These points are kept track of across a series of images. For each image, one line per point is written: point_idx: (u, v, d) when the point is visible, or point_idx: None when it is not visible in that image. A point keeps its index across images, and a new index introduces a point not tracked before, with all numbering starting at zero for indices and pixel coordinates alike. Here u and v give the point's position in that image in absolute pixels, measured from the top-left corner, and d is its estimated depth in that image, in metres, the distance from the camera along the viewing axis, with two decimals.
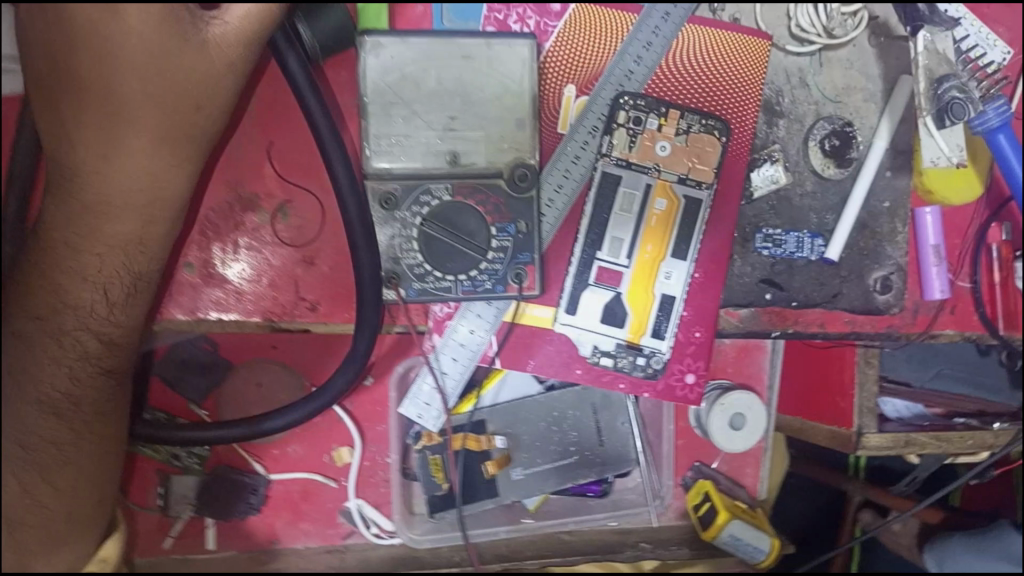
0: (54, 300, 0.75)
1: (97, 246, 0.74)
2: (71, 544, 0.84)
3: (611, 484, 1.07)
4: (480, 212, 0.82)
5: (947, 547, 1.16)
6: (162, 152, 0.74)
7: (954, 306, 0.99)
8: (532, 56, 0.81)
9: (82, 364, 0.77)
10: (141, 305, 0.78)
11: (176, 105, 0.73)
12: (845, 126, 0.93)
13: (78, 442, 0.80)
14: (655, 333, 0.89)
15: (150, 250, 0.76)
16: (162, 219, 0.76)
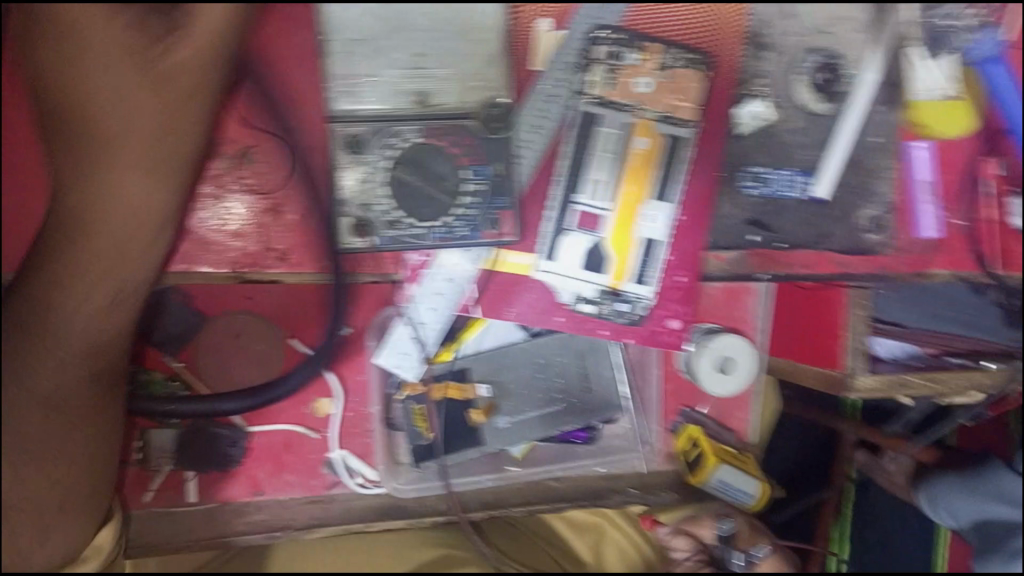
0: (44, 306, 0.75)
1: (83, 258, 0.75)
2: (67, 526, 0.78)
3: (599, 430, 1.05)
4: (452, 154, 0.79)
5: (940, 484, 1.17)
6: (145, 165, 0.74)
7: (949, 245, 0.96)
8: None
9: (71, 367, 0.76)
10: (127, 313, 0.78)
11: (155, 118, 0.74)
12: (835, 58, 0.89)
13: (71, 434, 0.77)
14: (638, 278, 0.87)
15: (135, 265, 0.76)
16: (151, 233, 0.75)
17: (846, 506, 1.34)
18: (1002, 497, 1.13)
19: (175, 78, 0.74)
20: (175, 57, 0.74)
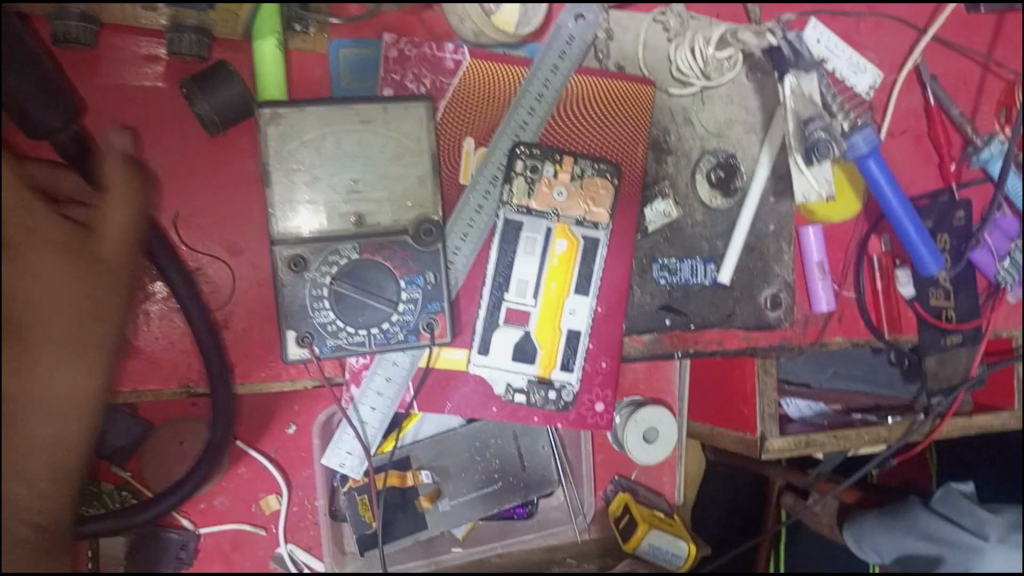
0: None
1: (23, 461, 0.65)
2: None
3: (536, 505, 1.13)
4: (389, 267, 0.85)
5: (863, 523, 1.18)
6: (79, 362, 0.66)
7: (841, 315, 1.07)
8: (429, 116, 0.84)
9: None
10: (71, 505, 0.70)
11: (81, 295, 0.66)
12: (729, 158, 0.99)
13: None
14: (564, 366, 0.94)
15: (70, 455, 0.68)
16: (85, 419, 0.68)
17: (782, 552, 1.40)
18: (918, 535, 1.15)
19: (100, 256, 0.68)
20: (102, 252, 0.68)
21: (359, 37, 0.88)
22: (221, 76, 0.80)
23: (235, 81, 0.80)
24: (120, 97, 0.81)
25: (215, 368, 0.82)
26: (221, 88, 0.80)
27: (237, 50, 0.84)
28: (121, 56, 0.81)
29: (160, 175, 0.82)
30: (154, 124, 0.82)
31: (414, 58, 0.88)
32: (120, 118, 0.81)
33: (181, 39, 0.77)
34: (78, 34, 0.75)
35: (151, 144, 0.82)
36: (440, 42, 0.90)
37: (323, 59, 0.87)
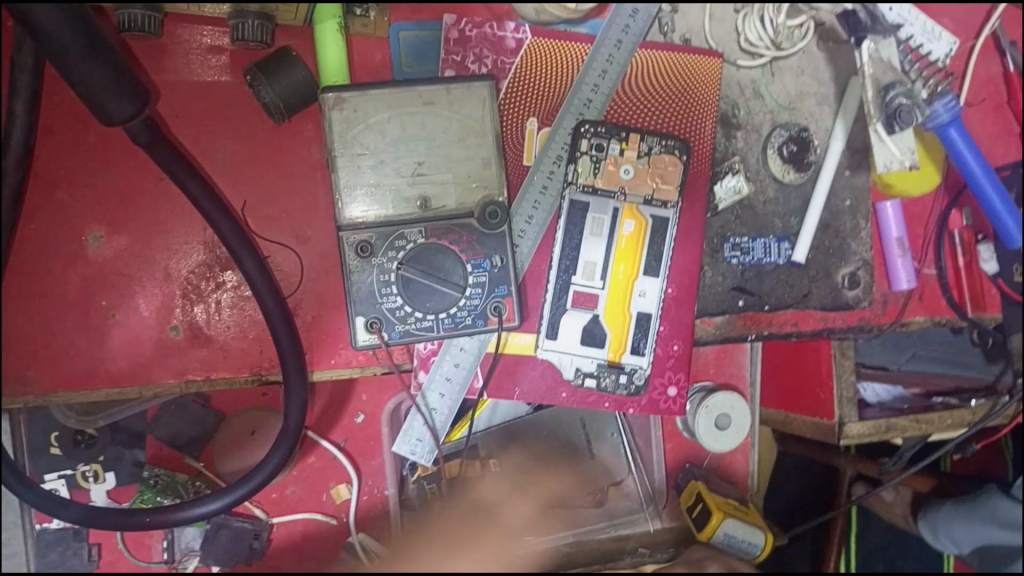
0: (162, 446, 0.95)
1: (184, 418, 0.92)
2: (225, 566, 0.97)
3: (606, 493, 1.09)
4: (454, 251, 0.84)
5: (939, 513, 1.15)
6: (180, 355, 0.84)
7: (922, 294, 1.01)
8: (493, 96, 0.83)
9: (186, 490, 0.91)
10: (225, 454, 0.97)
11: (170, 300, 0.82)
12: (802, 132, 0.95)
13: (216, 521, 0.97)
14: (634, 350, 0.91)
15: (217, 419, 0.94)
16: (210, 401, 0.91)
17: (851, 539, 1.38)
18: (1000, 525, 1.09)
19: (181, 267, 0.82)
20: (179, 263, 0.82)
21: (421, 20, 0.87)
22: (286, 62, 0.80)
23: (300, 66, 0.80)
24: (186, 86, 0.81)
25: (287, 357, 0.81)
26: (286, 73, 0.80)
27: (297, 37, 0.84)
28: (185, 46, 0.81)
29: (225, 165, 0.82)
30: (219, 112, 0.82)
31: (474, 39, 0.87)
32: (185, 108, 0.81)
33: (245, 25, 0.77)
34: (142, 22, 0.75)
35: (216, 133, 0.82)
36: (501, 21, 0.88)
37: (384, 43, 0.86)
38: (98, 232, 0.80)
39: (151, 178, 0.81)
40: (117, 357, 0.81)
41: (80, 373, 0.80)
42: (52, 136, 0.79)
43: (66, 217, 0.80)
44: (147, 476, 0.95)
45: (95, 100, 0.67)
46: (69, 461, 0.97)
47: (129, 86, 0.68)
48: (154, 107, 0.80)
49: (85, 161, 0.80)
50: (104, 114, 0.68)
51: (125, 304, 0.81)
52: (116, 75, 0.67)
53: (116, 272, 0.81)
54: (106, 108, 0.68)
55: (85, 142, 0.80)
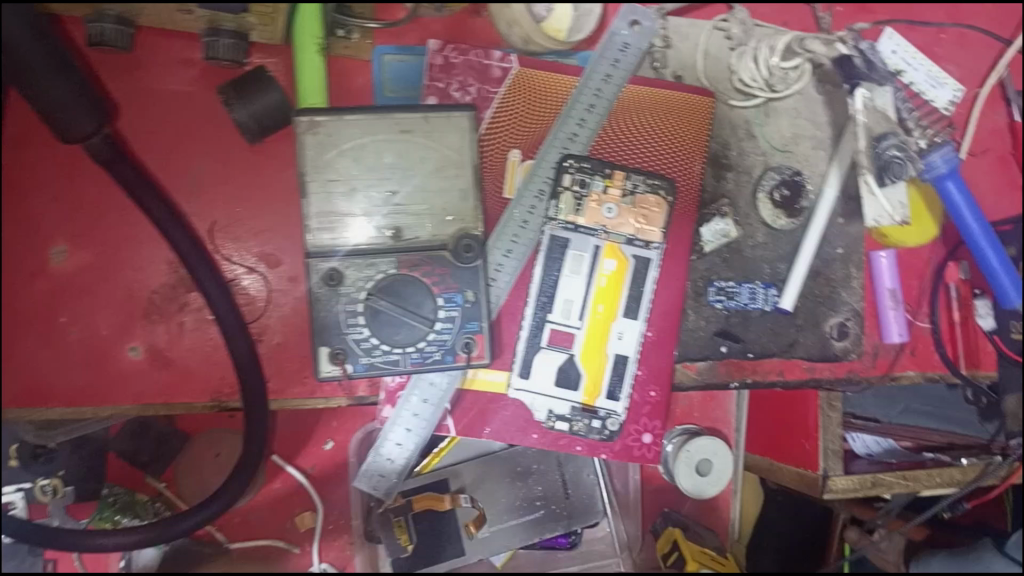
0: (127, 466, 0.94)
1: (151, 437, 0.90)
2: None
3: (580, 536, 1.05)
4: (425, 283, 0.82)
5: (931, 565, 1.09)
6: None
7: (914, 348, 0.98)
8: (473, 127, 0.81)
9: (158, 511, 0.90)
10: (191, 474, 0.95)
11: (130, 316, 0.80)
12: (795, 176, 0.92)
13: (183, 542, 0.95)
14: (610, 394, 0.88)
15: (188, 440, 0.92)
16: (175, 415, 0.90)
17: None
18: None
19: (140, 286, 0.80)
20: (138, 280, 0.80)
21: (404, 44, 0.85)
22: (260, 81, 0.79)
23: (275, 87, 0.79)
24: (159, 104, 0.80)
25: (252, 383, 0.78)
26: (260, 94, 0.78)
27: (275, 55, 0.82)
28: (156, 65, 0.80)
29: (195, 184, 0.81)
30: (191, 131, 0.81)
31: (460, 66, 0.85)
32: (157, 126, 0.80)
33: (217, 43, 0.77)
34: (113, 36, 0.75)
35: (187, 152, 0.81)
36: (487, 49, 0.86)
37: (367, 67, 0.85)
38: (61, 248, 0.79)
39: (119, 196, 0.80)
40: (64, 377, 0.79)
41: (33, 387, 0.78)
42: (22, 149, 0.79)
43: (32, 228, 0.79)
44: (105, 494, 0.93)
45: (55, 113, 0.67)
46: (27, 475, 0.90)
47: (89, 103, 0.68)
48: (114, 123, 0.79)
49: (53, 174, 0.79)
50: (64, 131, 0.68)
51: (85, 320, 0.80)
52: (79, 88, 0.67)
53: (71, 291, 0.80)
54: (67, 125, 0.68)
55: (53, 155, 0.79)
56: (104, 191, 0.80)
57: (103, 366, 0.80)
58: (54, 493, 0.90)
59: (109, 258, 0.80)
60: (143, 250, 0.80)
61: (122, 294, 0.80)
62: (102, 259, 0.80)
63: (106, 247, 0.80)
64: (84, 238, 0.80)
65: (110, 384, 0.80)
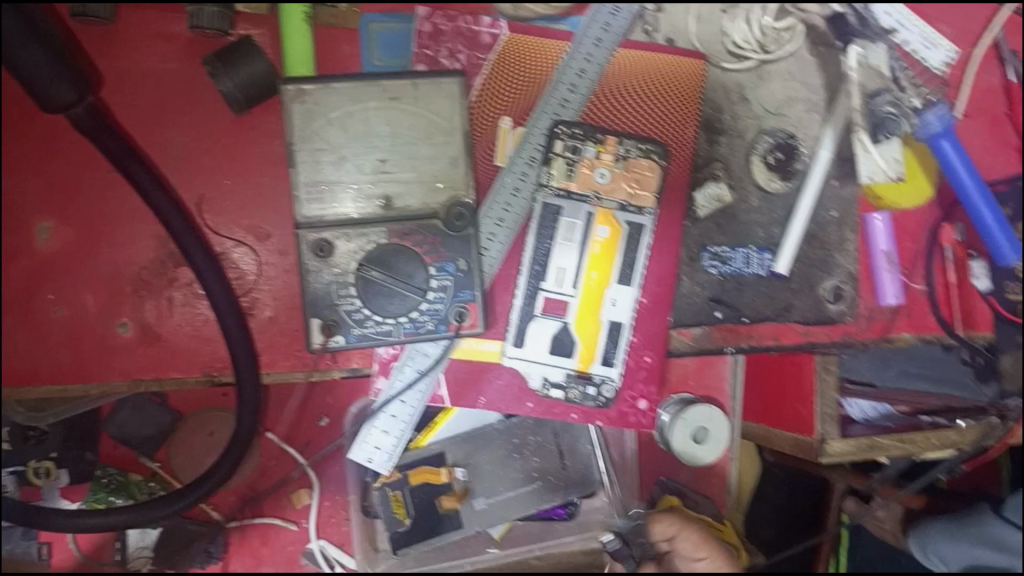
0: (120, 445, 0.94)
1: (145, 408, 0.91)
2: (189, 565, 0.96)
3: (577, 505, 1.05)
4: (417, 254, 0.81)
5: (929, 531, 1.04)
6: None
7: (910, 311, 0.96)
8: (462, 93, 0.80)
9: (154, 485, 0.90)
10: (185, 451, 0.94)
11: (117, 294, 0.79)
12: (789, 139, 0.91)
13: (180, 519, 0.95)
14: (605, 361, 0.88)
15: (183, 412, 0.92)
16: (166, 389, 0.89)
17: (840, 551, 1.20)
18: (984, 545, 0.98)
19: (127, 263, 0.79)
20: (125, 256, 0.79)
21: (390, 10, 0.83)
22: (246, 52, 0.77)
23: (260, 56, 0.77)
24: (141, 76, 0.79)
25: (243, 357, 0.77)
26: (246, 63, 0.76)
27: (262, 25, 0.80)
28: (138, 34, 0.79)
29: (180, 157, 0.79)
30: (174, 103, 0.79)
31: (448, 33, 0.84)
32: (140, 97, 0.79)
33: (201, 10, 0.75)
34: (96, 7, 0.75)
35: (171, 125, 0.79)
36: (476, 15, 0.85)
37: (353, 35, 0.83)
38: (46, 224, 0.78)
39: (100, 171, 0.78)
40: (53, 356, 0.78)
41: (22, 366, 0.78)
42: (3, 123, 0.77)
43: (16, 205, 0.78)
44: (100, 475, 0.93)
45: (33, 82, 0.66)
46: (19, 457, 0.91)
47: (68, 71, 0.67)
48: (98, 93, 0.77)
49: (35, 152, 0.78)
50: (45, 100, 0.68)
51: (72, 297, 0.79)
52: (55, 55, 0.66)
53: (59, 270, 0.79)
54: (47, 93, 0.67)
55: (35, 130, 0.78)
56: (86, 166, 0.78)
57: (92, 344, 0.79)
58: (48, 475, 0.92)
59: (95, 234, 0.79)
60: (130, 226, 0.79)
61: (108, 270, 0.79)
62: (87, 236, 0.79)
63: (91, 222, 0.79)
64: (69, 214, 0.78)
65: (100, 361, 0.79)
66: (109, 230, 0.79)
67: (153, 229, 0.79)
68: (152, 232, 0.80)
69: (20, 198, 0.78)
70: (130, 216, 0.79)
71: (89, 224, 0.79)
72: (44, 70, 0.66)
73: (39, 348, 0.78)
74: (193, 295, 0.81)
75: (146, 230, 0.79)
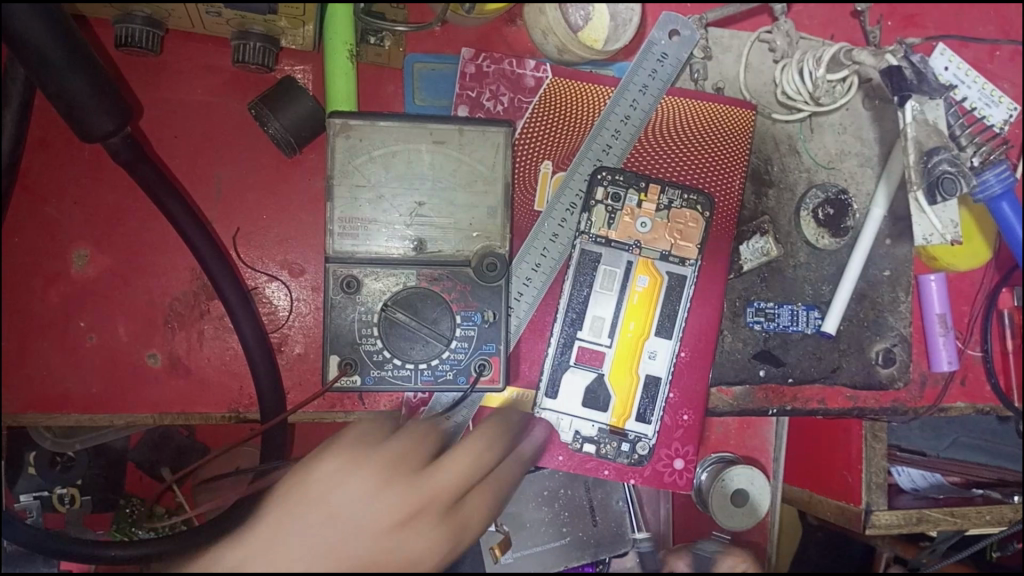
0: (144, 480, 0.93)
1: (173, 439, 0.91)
2: None
3: (606, 565, 1.00)
4: (445, 300, 0.79)
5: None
6: None
7: (964, 376, 0.93)
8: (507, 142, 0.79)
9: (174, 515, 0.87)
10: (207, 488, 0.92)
11: (149, 324, 0.79)
12: (841, 194, 0.88)
13: None
14: (640, 417, 0.84)
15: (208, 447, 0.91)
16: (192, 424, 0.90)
17: None
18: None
19: (161, 293, 0.79)
20: (159, 287, 0.79)
21: (433, 50, 0.84)
22: (293, 93, 0.77)
23: (307, 96, 0.78)
24: (186, 109, 0.79)
25: (270, 394, 0.76)
26: (292, 105, 0.77)
27: (306, 62, 0.81)
28: (186, 68, 0.80)
29: (220, 190, 0.79)
30: (217, 135, 0.80)
31: (491, 75, 0.83)
32: (183, 129, 0.79)
33: (246, 47, 0.75)
34: (142, 38, 0.74)
35: (212, 157, 0.79)
36: (521, 59, 0.84)
37: (398, 74, 0.83)
38: (83, 251, 0.78)
39: (141, 201, 0.79)
40: (80, 384, 0.78)
41: (50, 393, 0.77)
42: (47, 149, 0.78)
43: (53, 230, 0.78)
44: (124, 505, 0.91)
45: (76, 111, 0.67)
46: (46, 483, 0.90)
47: (109, 102, 0.68)
48: (137, 123, 0.78)
49: (79, 177, 0.78)
50: (85, 129, 0.68)
51: (103, 326, 0.79)
52: (98, 85, 0.67)
53: (92, 297, 0.78)
54: (87, 121, 0.68)
55: (78, 157, 0.78)
56: (127, 196, 0.79)
57: (120, 374, 0.78)
58: (72, 502, 0.90)
59: (131, 263, 0.79)
60: (166, 256, 0.79)
61: (142, 300, 0.79)
62: (124, 265, 0.79)
63: (127, 251, 0.79)
64: (107, 242, 0.79)
65: (128, 391, 0.78)
66: (145, 259, 0.79)
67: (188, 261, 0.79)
68: (187, 263, 0.79)
69: (60, 225, 0.78)
70: (166, 247, 0.79)
71: (126, 253, 0.79)
72: (85, 100, 0.66)
73: (66, 376, 0.78)
74: (225, 328, 0.80)
75: (181, 261, 0.79)
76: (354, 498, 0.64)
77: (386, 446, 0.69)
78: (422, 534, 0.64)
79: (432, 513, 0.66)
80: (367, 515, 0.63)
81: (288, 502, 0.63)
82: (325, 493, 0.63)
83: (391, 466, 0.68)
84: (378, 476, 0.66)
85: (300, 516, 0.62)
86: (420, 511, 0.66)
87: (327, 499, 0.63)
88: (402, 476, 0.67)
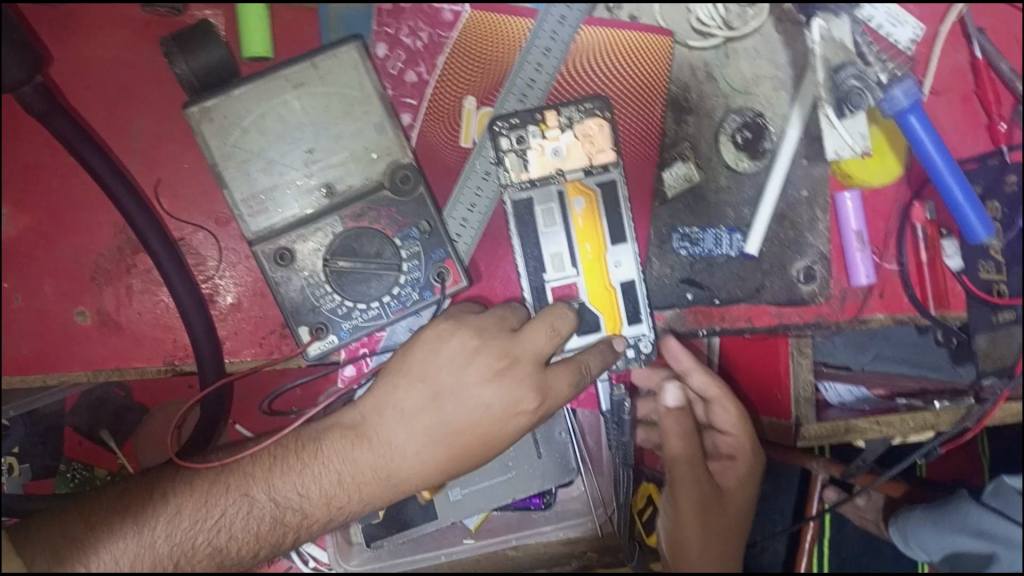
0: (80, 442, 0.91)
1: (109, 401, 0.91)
2: None
3: (554, 495, 0.98)
4: (378, 230, 0.79)
5: (910, 519, 1.00)
6: None
7: (883, 290, 0.93)
8: (363, 55, 0.78)
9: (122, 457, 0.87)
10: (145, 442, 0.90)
11: (75, 282, 0.78)
12: (755, 118, 0.90)
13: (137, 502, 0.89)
14: (633, 320, 0.82)
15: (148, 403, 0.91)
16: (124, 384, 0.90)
17: (823, 542, 1.24)
18: (966, 532, 0.93)
19: (87, 249, 0.78)
20: (83, 243, 0.78)
21: None
22: (205, 36, 0.74)
23: (219, 40, 0.75)
24: (98, 58, 0.78)
25: (205, 344, 0.76)
26: (202, 49, 0.74)
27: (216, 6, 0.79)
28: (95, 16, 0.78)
29: (139, 141, 0.78)
30: (132, 84, 0.78)
31: (409, 11, 0.85)
32: (98, 79, 0.78)
33: None
34: None
35: (130, 109, 0.78)
36: None
37: (313, 16, 0.83)
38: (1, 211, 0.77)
39: (55, 156, 0.77)
40: (11, 345, 0.77)
41: None
42: None
43: None
44: (64, 470, 0.89)
45: None
46: None
47: (17, 49, 0.66)
48: (47, 72, 0.77)
49: None
50: None
51: (29, 285, 0.77)
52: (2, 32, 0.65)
53: (14, 256, 0.77)
54: None
55: None
56: (42, 151, 0.77)
57: (50, 332, 0.77)
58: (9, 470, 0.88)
59: (52, 219, 0.77)
60: (86, 213, 0.78)
61: (65, 257, 0.78)
62: (45, 221, 0.77)
63: (47, 208, 0.77)
64: (27, 201, 0.77)
65: (60, 349, 0.77)
66: (66, 215, 0.78)
67: (110, 214, 0.78)
68: (109, 217, 0.78)
69: None
70: (87, 201, 0.78)
71: (46, 210, 0.77)
72: None
73: None
74: (152, 280, 0.79)
75: (102, 216, 0.78)
76: (453, 359, 0.71)
77: (485, 316, 0.74)
78: (516, 381, 0.70)
79: (519, 364, 0.70)
80: (465, 372, 0.70)
81: (396, 365, 0.72)
82: (427, 357, 0.71)
83: (482, 331, 0.72)
84: (475, 341, 0.72)
85: (403, 382, 0.71)
86: (515, 361, 0.71)
87: (432, 366, 0.71)
88: (495, 339, 0.72)
